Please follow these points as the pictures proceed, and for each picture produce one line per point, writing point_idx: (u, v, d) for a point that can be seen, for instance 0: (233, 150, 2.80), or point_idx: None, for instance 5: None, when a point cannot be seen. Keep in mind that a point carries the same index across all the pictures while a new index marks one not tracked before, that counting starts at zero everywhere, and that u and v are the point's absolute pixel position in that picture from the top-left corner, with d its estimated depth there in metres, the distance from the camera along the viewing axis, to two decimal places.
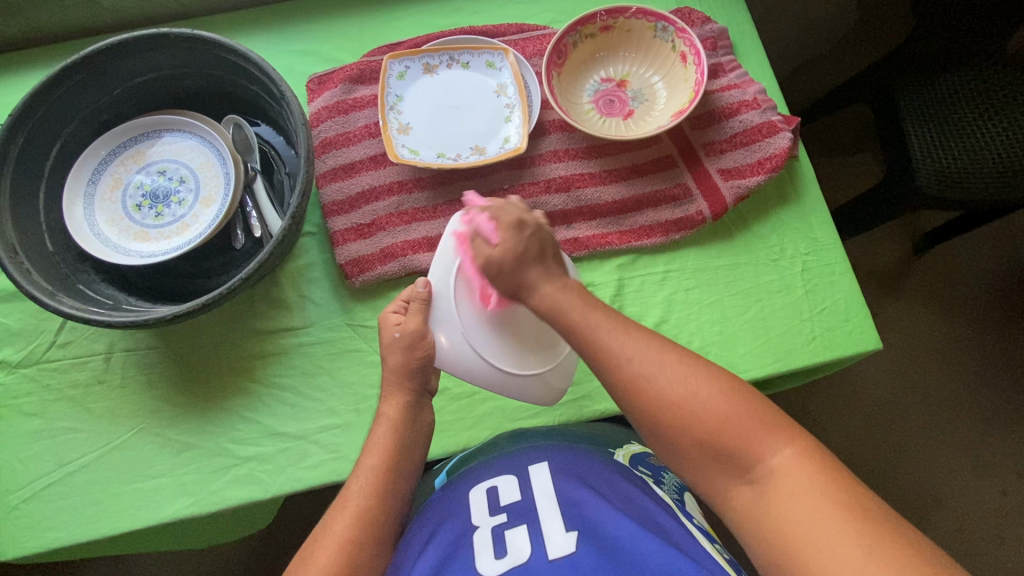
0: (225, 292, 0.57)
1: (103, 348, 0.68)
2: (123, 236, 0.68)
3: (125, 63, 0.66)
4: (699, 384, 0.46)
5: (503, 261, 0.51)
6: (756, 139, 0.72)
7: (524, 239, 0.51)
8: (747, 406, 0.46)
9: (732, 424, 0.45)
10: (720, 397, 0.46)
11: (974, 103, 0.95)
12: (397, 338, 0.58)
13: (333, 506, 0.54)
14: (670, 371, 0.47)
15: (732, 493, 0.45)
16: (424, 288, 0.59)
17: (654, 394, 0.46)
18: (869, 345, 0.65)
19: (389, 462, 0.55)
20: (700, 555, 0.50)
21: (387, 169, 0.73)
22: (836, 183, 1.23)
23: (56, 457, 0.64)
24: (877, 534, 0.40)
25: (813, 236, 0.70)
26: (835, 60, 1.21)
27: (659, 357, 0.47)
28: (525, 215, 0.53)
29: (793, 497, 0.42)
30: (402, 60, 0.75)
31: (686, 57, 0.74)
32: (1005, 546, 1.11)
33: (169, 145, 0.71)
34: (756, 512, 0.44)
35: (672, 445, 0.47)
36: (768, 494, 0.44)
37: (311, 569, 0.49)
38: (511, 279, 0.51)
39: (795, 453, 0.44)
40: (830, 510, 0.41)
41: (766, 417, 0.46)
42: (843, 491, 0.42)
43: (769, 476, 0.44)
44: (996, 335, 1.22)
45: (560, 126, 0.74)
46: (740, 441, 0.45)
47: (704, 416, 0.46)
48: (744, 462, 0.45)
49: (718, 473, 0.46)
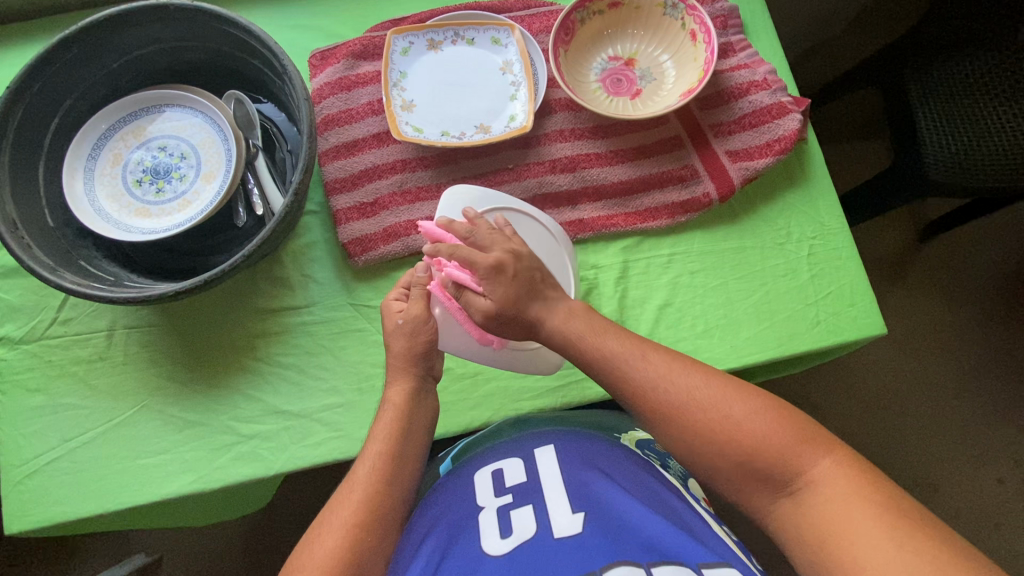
0: (227, 269, 0.57)
1: (105, 325, 0.68)
2: (124, 212, 0.67)
3: (124, 36, 0.65)
4: (731, 406, 0.47)
5: (504, 312, 0.52)
6: (765, 120, 0.71)
7: (510, 282, 0.52)
8: (781, 422, 0.47)
9: (771, 439, 0.46)
10: (757, 414, 0.47)
11: (983, 89, 0.94)
12: (400, 324, 0.59)
13: (337, 493, 0.54)
14: (704, 392, 0.48)
15: (774, 507, 0.45)
16: (425, 272, 0.60)
17: (683, 416, 0.48)
18: (876, 329, 0.65)
19: (395, 446, 0.56)
20: (708, 537, 0.50)
21: (390, 147, 0.72)
22: (843, 168, 1.21)
23: (60, 433, 0.64)
24: (914, 533, 0.40)
25: (821, 220, 0.70)
26: (845, 43, 1.19)
27: (685, 376, 0.49)
28: (501, 256, 0.52)
29: (839, 507, 0.43)
30: (405, 35, 0.73)
31: (696, 36, 0.73)
32: (999, 532, 1.13)
33: (169, 121, 0.70)
34: (797, 523, 0.44)
35: (710, 464, 0.47)
36: (810, 505, 0.44)
37: (319, 548, 0.49)
38: (518, 324, 0.53)
39: (833, 462, 0.45)
40: (869, 513, 0.42)
41: (803, 429, 0.46)
42: (878, 494, 0.43)
43: (809, 487, 0.44)
44: (998, 324, 1.22)
45: (566, 105, 0.73)
46: (780, 456, 0.45)
47: (740, 434, 0.46)
48: (785, 476, 0.45)
49: (759, 490, 0.46)
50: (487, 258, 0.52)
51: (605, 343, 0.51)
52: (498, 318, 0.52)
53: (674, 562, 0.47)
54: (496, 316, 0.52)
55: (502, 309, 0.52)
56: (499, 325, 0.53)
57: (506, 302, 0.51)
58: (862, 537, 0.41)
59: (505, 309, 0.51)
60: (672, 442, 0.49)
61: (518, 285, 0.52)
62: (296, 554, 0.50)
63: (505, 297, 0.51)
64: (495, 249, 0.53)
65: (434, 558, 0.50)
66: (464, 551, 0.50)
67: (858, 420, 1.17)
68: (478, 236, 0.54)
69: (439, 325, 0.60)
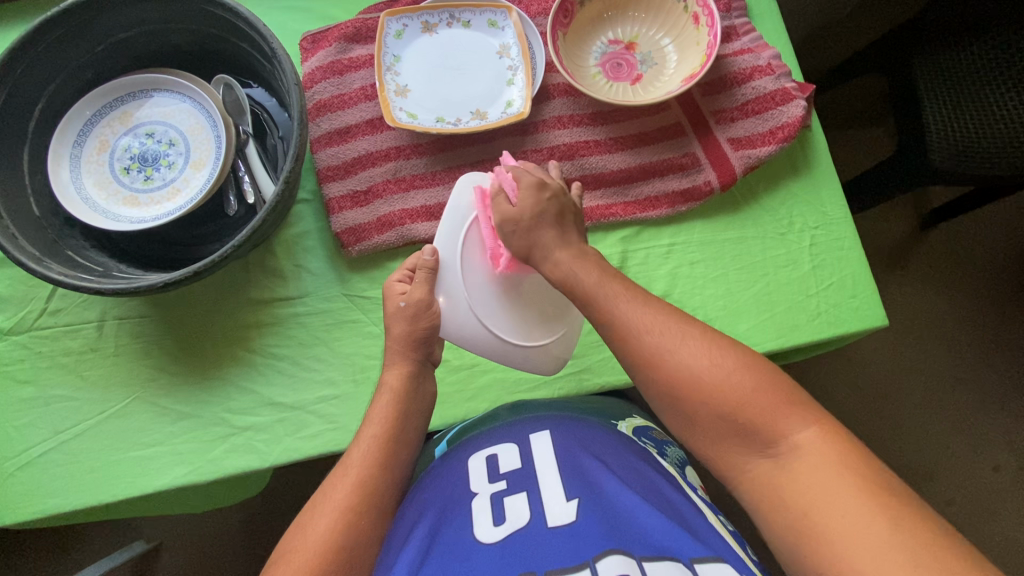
0: (216, 260, 0.55)
1: (95, 316, 0.67)
2: (112, 200, 0.65)
3: (107, 18, 0.63)
4: (720, 357, 0.47)
5: (521, 219, 0.54)
6: (769, 107, 0.69)
7: (544, 201, 0.55)
8: (768, 383, 0.46)
9: (756, 399, 0.45)
10: (742, 373, 0.46)
11: (991, 75, 0.91)
12: (402, 307, 0.57)
13: (331, 476, 0.53)
14: (691, 341, 0.48)
15: (750, 467, 0.45)
16: (431, 257, 0.57)
17: (672, 361, 0.47)
18: (877, 322, 0.64)
19: (391, 429, 0.55)
20: (703, 529, 0.49)
21: (384, 133, 0.70)
22: (846, 155, 1.19)
23: (52, 425, 0.64)
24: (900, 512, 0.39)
25: (823, 209, 0.68)
26: (851, 26, 1.17)
27: (677, 332, 0.48)
28: (545, 179, 0.56)
29: (816, 471, 0.42)
30: (400, 17, 0.71)
31: (699, 19, 0.71)
32: (993, 520, 1.13)
33: (157, 107, 0.68)
34: (774, 485, 0.44)
35: (688, 414, 0.47)
36: (788, 468, 0.43)
37: (309, 533, 0.49)
38: (524, 239, 0.54)
39: (818, 433, 0.44)
40: (851, 486, 0.41)
41: (788, 393, 0.46)
42: (862, 470, 0.42)
43: (789, 451, 0.44)
44: (997, 313, 1.21)
45: (565, 90, 0.71)
46: (764, 416, 0.45)
47: (723, 388, 0.46)
48: (765, 437, 0.45)
49: (735, 446, 0.46)
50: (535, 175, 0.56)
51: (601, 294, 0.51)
52: (515, 225, 0.54)
53: (667, 557, 0.46)
54: (515, 220, 0.54)
55: (523, 215, 0.54)
56: (512, 233, 0.54)
57: (530, 207, 0.54)
58: (840, 505, 0.40)
59: (526, 213, 0.54)
60: (653, 386, 0.48)
61: (550, 203, 0.55)
62: (288, 536, 0.50)
63: (531, 203, 0.54)
64: (546, 179, 0.57)
65: (422, 548, 0.49)
66: (454, 535, 0.50)
67: (856, 409, 1.17)
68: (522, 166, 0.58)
69: (439, 313, 0.58)
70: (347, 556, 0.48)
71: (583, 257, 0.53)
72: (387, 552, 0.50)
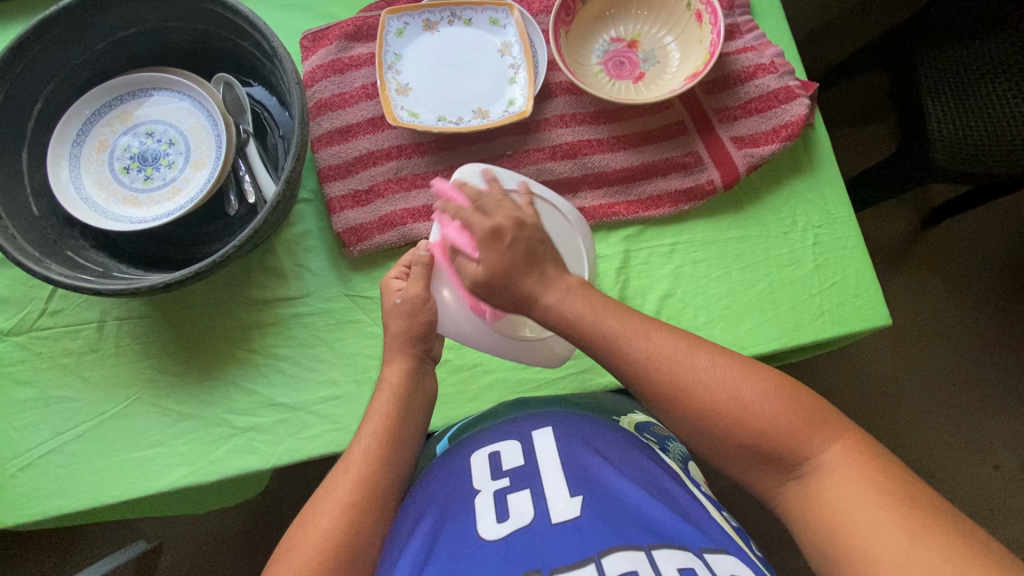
0: (218, 260, 0.55)
1: (95, 316, 0.66)
2: (112, 200, 0.65)
3: (107, 16, 0.62)
4: (740, 387, 0.46)
5: (492, 280, 0.50)
6: (772, 105, 0.69)
7: (506, 250, 0.50)
8: (790, 402, 0.46)
9: (779, 421, 0.45)
10: (766, 395, 0.46)
11: (993, 73, 0.91)
12: (398, 304, 0.57)
13: (332, 473, 0.53)
14: (708, 370, 0.47)
15: (780, 489, 0.45)
16: (428, 253, 0.58)
17: (690, 395, 0.46)
18: (881, 321, 0.64)
19: (393, 425, 0.55)
20: (707, 525, 0.49)
21: (385, 133, 0.69)
22: (847, 154, 1.19)
23: (52, 426, 0.63)
24: (924, 521, 0.40)
25: (826, 208, 0.68)
26: (853, 24, 1.16)
27: (696, 359, 0.47)
28: (503, 221, 0.51)
29: (846, 490, 0.42)
30: (400, 15, 0.71)
31: (702, 17, 0.71)
32: (994, 518, 1.13)
33: (156, 106, 0.68)
34: (804, 505, 0.44)
35: (713, 446, 0.47)
36: (816, 488, 0.43)
37: (311, 533, 0.49)
38: (505, 295, 0.50)
39: (842, 448, 0.44)
40: (875, 500, 0.41)
41: (814, 411, 0.45)
42: (888, 481, 0.42)
43: (816, 471, 0.44)
44: (998, 311, 1.21)
45: (567, 88, 0.70)
46: (788, 438, 0.45)
47: (746, 409, 0.45)
48: (792, 459, 0.44)
49: (764, 471, 0.46)
50: (486, 223, 0.51)
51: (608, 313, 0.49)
52: (489, 287, 0.51)
53: (674, 545, 0.46)
54: (488, 283, 0.51)
55: (491, 277, 0.50)
56: (488, 293, 0.51)
57: (497, 268, 0.50)
58: (869, 523, 0.40)
59: (495, 275, 0.50)
60: (672, 418, 0.48)
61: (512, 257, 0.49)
62: (290, 534, 0.50)
63: (497, 262, 0.49)
64: (500, 214, 0.51)
65: (426, 543, 0.49)
66: (458, 533, 0.49)
67: (858, 408, 1.17)
68: (485, 200, 0.53)
69: (439, 308, 0.58)
70: (347, 553, 0.48)
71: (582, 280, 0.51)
72: (391, 547, 0.50)
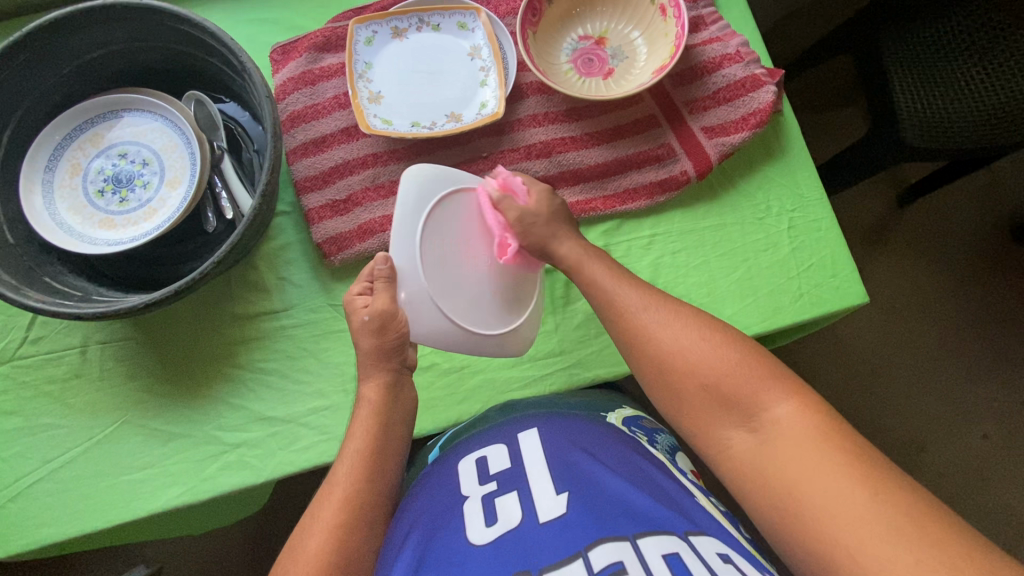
0: (197, 278, 0.55)
1: (78, 341, 0.66)
2: (88, 224, 0.65)
3: (70, 39, 0.62)
4: (696, 335, 0.52)
5: (540, 213, 0.60)
6: (739, 94, 0.70)
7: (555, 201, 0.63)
8: (746, 361, 0.50)
9: (734, 374, 0.49)
10: (721, 348, 0.51)
11: (956, 51, 0.93)
12: (367, 321, 0.55)
13: (320, 494, 0.53)
14: (669, 319, 0.54)
15: (732, 441, 0.47)
16: (385, 266, 0.54)
17: (656, 338, 0.53)
18: (857, 299, 0.65)
19: (378, 426, 0.55)
20: (694, 512, 0.50)
21: (360, 141, 0.70)
22: (821, 137, 1.21)
23: (41, 454, 0.63)
24: (874, 478, 0.41)
25: (799, 191, 0.69)
26: (820, 11, 1.18)
27: (659, 310, 0.54)
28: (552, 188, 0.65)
29: (794, 446, 0.44)
30: (368, 24, 0.71)
31: (666, 11, 0.72)
32: (986, 486, 1.16)
33: (129, 127, 0.68)
34: (756, 459, 0.46)
35: (673, 389, 0.51)
36: (768, 442, 0.46)
37: (300, 557, 0.49)
38: (542, 232, 0.60)
39: (793, 407, 0.46)
40: (828, 460, 0.43)
41: (767, 372, 0.49)
42: (836, 443, 0.43)
43: (768, 425, 0.46)
44: (977, 284, 1.23)
45: (538, 88, 0.71)
46: (743, 392, 0.48)
47: (702, 362, 0.50)
48: (749, 410, 0.47)
49: (717, 418, 0.48)
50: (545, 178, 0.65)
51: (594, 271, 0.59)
52: (535, 215, 0.60)
53: (661, 532, 0.46)
54: (534, 215, 0.60)
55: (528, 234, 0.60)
56: (530, 224, 0.60)
57: (549, 205, 0.61)
58: (827, 481, 0.42)
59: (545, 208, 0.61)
60: (638, 361, 0.54)
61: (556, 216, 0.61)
62: (282, 560, 0.50)
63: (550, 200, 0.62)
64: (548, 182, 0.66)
65: (417, 553, 0.49)
66: (448, 542, 0.49)
67: (846, 387, 1.19)
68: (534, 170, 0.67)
69: (409, 317, 0.56)
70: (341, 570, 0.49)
71: (583, 251, 0.60)
72: (384, 558, 0.50)
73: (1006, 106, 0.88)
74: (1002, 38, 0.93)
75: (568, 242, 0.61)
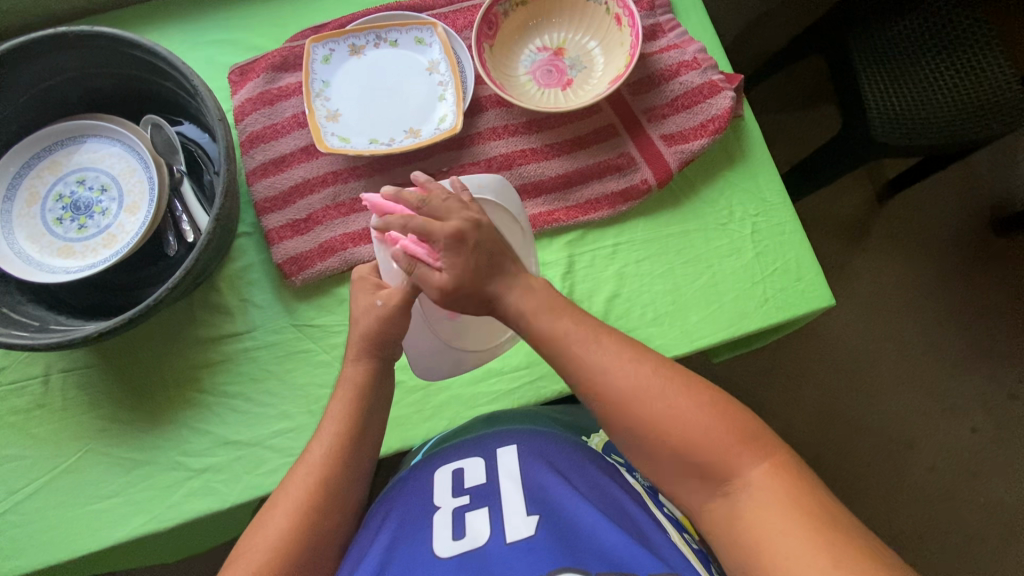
0: (151, 305, 0.54)
1: (40, 371, 0.65)
2: (45, 252, 0.64)
3: (23, 68, 0.61)
4: (677, 399, 0.47)
5: (461, 287, 0.50)
6: (697, 101, 0.70)
7: (470, 253, 0.50)
8: (722, 421, 0.46)
9: (712, 438, 0.46)
10: (701, 412, 0.47)
11: (924, 47, 0.93)
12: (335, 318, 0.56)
13: (291, 473, 0.52)
14: (647, 383, 0.48)
15: (707, 504, 0.46)
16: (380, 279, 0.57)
17: (634, 407, 0.47)
18: (824, 302, 0.65)
19: (349, 431, 0.53)
20: (663, 546, 0.49)
21: (319, 160, 0.69)
22: (796, 137, 1.21)
23: (4, 486, 0.62)
24: (844, 556, 0.40)
25: (762, 196, 0.69)
26: (788, 13, 1.19)
27: (637, 372, 0.48)
28: (459, 225, 0.50)
29: (771, 516, 0.43)
30: (325, 42, 0.71)
31: (621, 19, 0.72)
32: (976, 480, 1.15)
33: (88, 153, 0.67)
34: (730, 523, 0.44)
35: (651, 457, 0.47)
36: (741, 508, 0.44)
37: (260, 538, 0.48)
38: (475, 298, 0.51)
39: (768, 471, 0.45)
40: (801, 535, 0.41)
41: (744, 431, 0.46)
42: (805, 507, 0.43)
43: (743, 489, 0.45)
44: (958, 278, 1.23)
45: (497, 101, 0.71)
46: (718, 455, 0.45)
47: (682, 428, 0.46)
48: (723, 475, 0.45)
49: (694, 482, 0.46)
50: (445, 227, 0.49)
51: (544, 328, 0.50)
52: (456, 291, 0.50)
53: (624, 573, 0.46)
54: (455, 290, 0.50)
55: (460, 283, 0.49)
56: (457, 300, 0.51)
57: (465, 272, 0.49)
58: (798, 557, 0.41)
59: (464, 280, 0.49)
60: (613, 430, 0.49)
61: (476, 279, 0.50)
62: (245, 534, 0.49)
63: (463, 268, 0.49)
64: (452, 217, 0.50)
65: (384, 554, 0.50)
66: (415, 549, 0.50)
67: (831, 385, 1.19)
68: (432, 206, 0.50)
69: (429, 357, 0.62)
70: None
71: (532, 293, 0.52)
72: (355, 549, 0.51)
73: (981, 103, 0.88)
74: (970, 33, 0.92)
75: (510, 297, 0.51)
